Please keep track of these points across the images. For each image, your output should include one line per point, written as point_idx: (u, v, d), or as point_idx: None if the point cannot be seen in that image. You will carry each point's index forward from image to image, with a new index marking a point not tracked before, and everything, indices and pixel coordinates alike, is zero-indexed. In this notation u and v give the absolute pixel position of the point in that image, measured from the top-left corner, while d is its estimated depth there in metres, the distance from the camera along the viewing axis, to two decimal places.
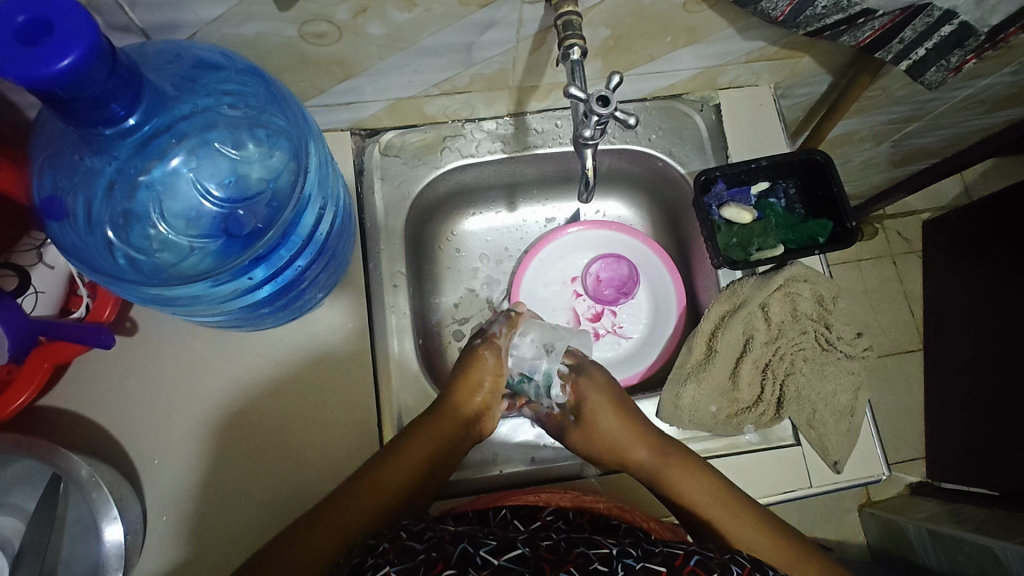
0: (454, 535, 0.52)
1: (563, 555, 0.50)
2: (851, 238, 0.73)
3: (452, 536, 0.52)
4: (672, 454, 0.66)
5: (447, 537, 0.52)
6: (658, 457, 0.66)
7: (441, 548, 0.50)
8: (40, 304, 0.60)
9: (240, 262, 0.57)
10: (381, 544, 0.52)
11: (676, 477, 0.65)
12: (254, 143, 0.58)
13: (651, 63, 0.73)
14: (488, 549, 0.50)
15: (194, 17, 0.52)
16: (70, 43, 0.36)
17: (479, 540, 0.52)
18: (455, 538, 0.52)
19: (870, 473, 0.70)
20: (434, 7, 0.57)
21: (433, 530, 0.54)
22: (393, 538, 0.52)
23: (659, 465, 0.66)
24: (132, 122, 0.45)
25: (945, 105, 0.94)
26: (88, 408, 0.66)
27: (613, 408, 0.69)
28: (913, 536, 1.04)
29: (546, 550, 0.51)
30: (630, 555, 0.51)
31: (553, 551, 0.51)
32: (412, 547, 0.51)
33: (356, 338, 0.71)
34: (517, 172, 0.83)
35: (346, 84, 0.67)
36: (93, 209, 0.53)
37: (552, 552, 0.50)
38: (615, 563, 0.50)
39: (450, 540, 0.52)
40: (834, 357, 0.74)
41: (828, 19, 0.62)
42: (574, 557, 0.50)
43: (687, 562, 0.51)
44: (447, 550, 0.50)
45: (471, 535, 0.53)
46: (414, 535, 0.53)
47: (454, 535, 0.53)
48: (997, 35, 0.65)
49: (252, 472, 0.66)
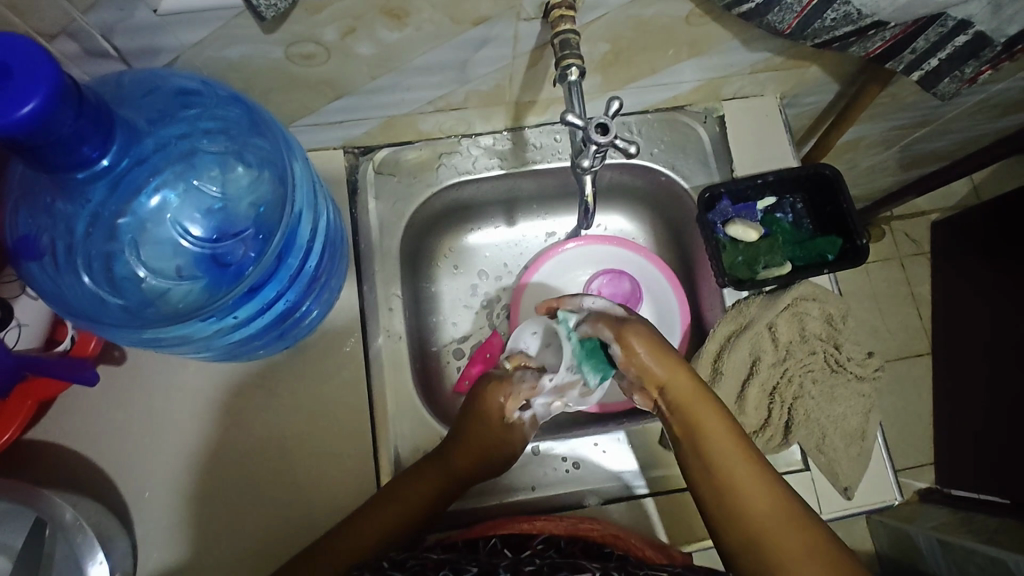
0: (437, 562, 0.51)
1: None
2: (860, 255, 0.71)
3: (435, 562, 0.51)
4: (708, 396, 0.60)
5: (430, 565, 0.51)
6: (693, 401, 0.59)
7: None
8: (23, 338, 0.58)
9: (231, 297, 0.54)
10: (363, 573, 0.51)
11: (706, 423, 0.58)
12: (242, 169, 0.56)
13: (652, 76, 0.71)
14: None
15: (175, 42, 0.50)
16: (32, 89, 0.35)
17: (462, 567, 0.50)
18: (437, 564, 0.51)
19: (881, 498, 0.67)
20: (424, 26, 0.54)
21: (416, 558, 0.52)
22: (375, 566, 0.51)
23: (691, 399, 0.60)
24: (106, 163, 0.45)
25: (956, 110, 0.91)
26: (75, 440, 0.64)
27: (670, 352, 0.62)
28: (924, 545, 0.98)
29: None
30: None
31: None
32: None
33: (350, 362, 0.69)
34: (516, 187, 0.81)
35: (338, 104, 0.65)
36: (72, 248, 0.52)
37: None
38: None
39: (432, 567, 0.50)
40: (844, 378, 0.72)
41: (838, 30, 0.59)
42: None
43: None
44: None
45: (454, 562, 0.51)
46: (398, 563, 0.51)
47: (437, 562, 0.51)
48: (1014, 46, 0.62)
49: (246, 503, 0.64)
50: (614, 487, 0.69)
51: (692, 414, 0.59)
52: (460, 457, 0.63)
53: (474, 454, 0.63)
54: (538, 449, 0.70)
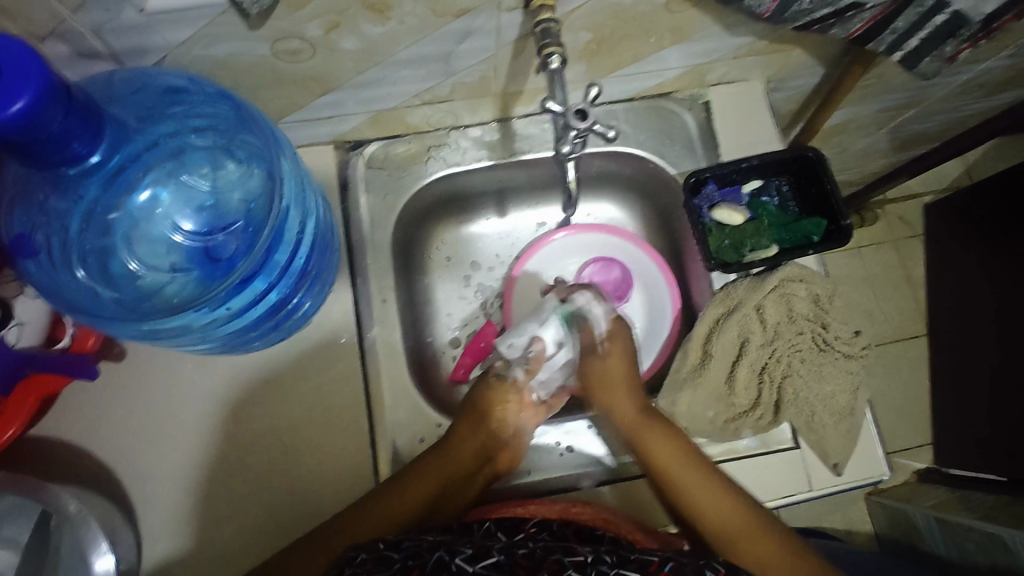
0: (432, 543, 0.52)
1: (539, 563, 0.50)
2: (844, 235, 0.72)
3: (430, 543, 0.52)
4: (652, 422, 0.67)
5: (425, 545, 0.51)
6: (635, 430, 0.67)
7: (418, 557, 0.50)
8: (24, 335, 0.59)
9: (224, 288, 0.56)
10: (359, 555, 0.51)
11: (651, 447, 0.65)
12: (233, 164, 0.57)
13: (637, 63, 0.71)
14: (464, 557, 0.50)
15: (162, 41, 0.51)
16: (20, 87, 0.36)
17: (456, 549, 0.51)
18: (433, 545, 0.51)
19: (870, 474, 0.69)
20: (407, 19, 0.55)
21: (411, 539, 0.53)
22: (372, 548, 0.51)
23: (637, 427, 0.67)
24: (96, 159, 0.46)
25: (942, 91, 0.92)
26: (77, 436, 0.66)
27: (626, 385, 0.71)
28: (921, 524, 1.02)
29: (522, 557, 0.50)
30: (604, 562, 0.50)
31: (530, 558, 0.50)
32: (390, 557, 0.50)
33: (345, 354, 0.70)
34: (505, 178, 0.82)
35: (326, 99, 0.66)
36: (67, 244, 0.53)
37: (527, 559, 0.50)
38: (589, 570, 0.49)
39: (428, 548, 0.51)
40: (833, 357, 0.73)
41: (816, 13, 0.60)
42: (549, 566, 0.50)
43: (662, 570, 0.50)
44: (423, 558, 0.50)
45: (449, 543, 0.52)
46: (394, 546, 0.52)
47: (432, 543, 0.52)
48: (992, 24, 0.63)
49: (245, 495, 0.65)
50: (609, 470, 0.70)
51: (642, 438, 0.66)
52: (466, 448, 0.67)
53: (476, 449, 0.68)
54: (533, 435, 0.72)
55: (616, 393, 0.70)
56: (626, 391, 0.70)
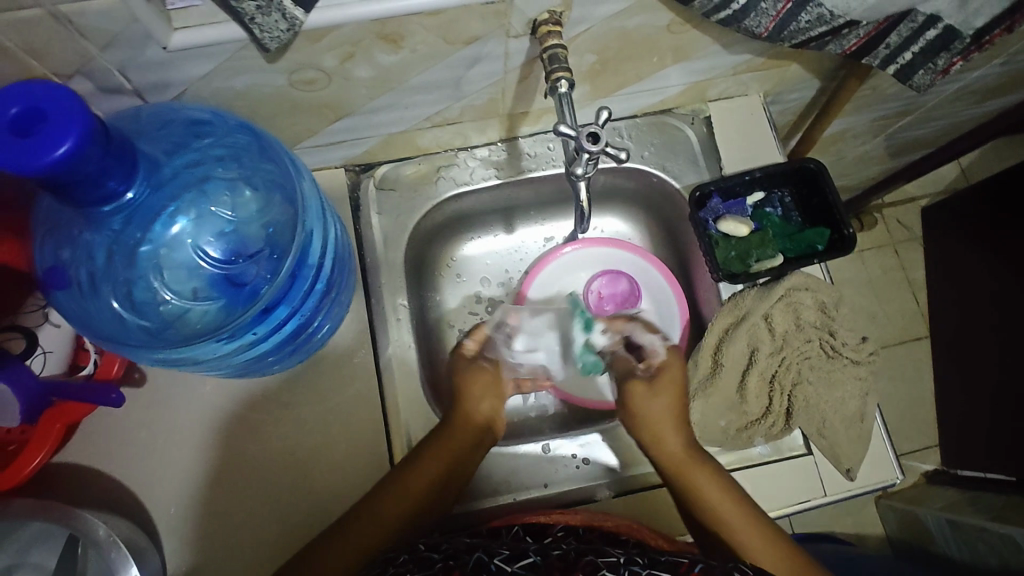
0: (468, 545, 0.52)
1: (573, 563, 0.49)
2: (847, 244, 0.74)
3: (466, 545, 0.52)
4: (698, 459, 0.64)
5: (463, 547, 0.52)
6: (684, 467, 0.63)
7: (457, 557, 0.50)
8: (49, 364, 0.62)
9: (248, 315, 0.57)
10: (400, 556, 0.52)
11: (705, 491, 0.62)
12: (252, 191, 0.58)
13: (641, 82, 0.73)
14: (501, 557, 0.50)
15: (185, 76, 0.53)
16: (65, 131, 0.38)
17: (493, 550, 0.51)
18: (470, 547, 0.52)
19: (883, 478, 0.70)
20: (420, 48, 0.57)
21: (448, 541, 0.53)
22: (412, 549, 0.52)
23: (683, 464, 0.64)
24: (130, 196, 0.47)
25: (935, 99, 0.94)
26: (99, 462, 0.66)
27: (663, 397, 0.67)
28: (932, 525, 1.02)
29: (556, 558, 0.50)
30: (636, 563, 0.50)
31: (563, 559, 0.50)
32: (429, 557, 0.51)
33: (362, 373, 0.71)
34: (513, 196, 0.83)
35: (339, 125, 0.68)
36: (96, 276, 0.54)
37: (561, 560, 0.50)
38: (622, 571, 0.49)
39: (465, 549, 0.51)
40: (841, 363, 0.74)
41: (812, 31, 0.62)
42: (583, 566, 0.49)
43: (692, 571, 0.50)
44: (462, 558, 0.50)
45: (485, 546, 0.52)
46: (432, 545, 0.52)
47: (469, 546, 0.52)
48: (982, 37, 0.64)
49: (264, 514, 0.66)
50: (622, 481, 0.71)
51: (687, 477, 0.63)
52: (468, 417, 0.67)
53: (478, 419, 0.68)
54: (549, 448, 0.72)
55: (664, 428, 0.65)
56: (671, 425, 0.65)
